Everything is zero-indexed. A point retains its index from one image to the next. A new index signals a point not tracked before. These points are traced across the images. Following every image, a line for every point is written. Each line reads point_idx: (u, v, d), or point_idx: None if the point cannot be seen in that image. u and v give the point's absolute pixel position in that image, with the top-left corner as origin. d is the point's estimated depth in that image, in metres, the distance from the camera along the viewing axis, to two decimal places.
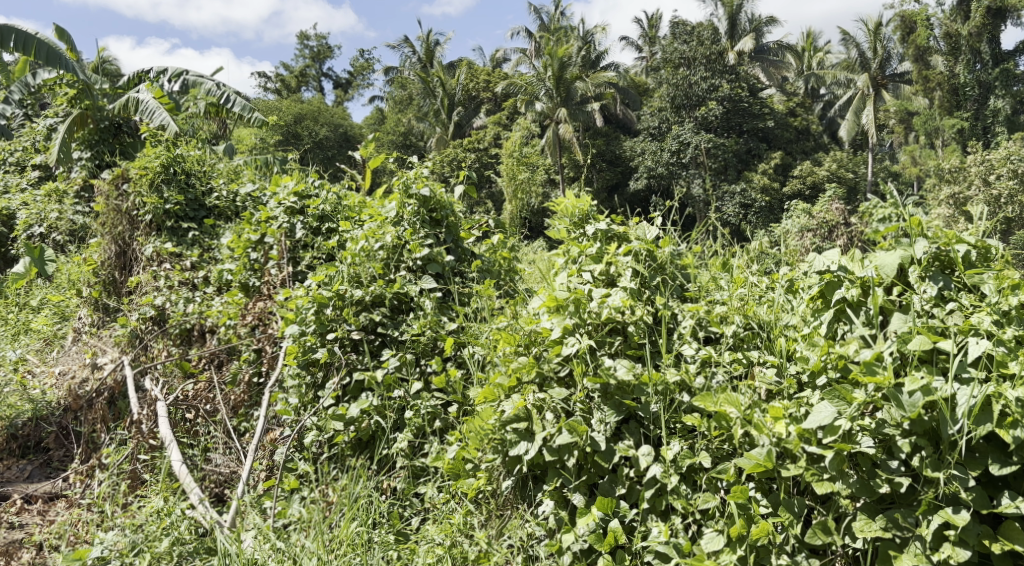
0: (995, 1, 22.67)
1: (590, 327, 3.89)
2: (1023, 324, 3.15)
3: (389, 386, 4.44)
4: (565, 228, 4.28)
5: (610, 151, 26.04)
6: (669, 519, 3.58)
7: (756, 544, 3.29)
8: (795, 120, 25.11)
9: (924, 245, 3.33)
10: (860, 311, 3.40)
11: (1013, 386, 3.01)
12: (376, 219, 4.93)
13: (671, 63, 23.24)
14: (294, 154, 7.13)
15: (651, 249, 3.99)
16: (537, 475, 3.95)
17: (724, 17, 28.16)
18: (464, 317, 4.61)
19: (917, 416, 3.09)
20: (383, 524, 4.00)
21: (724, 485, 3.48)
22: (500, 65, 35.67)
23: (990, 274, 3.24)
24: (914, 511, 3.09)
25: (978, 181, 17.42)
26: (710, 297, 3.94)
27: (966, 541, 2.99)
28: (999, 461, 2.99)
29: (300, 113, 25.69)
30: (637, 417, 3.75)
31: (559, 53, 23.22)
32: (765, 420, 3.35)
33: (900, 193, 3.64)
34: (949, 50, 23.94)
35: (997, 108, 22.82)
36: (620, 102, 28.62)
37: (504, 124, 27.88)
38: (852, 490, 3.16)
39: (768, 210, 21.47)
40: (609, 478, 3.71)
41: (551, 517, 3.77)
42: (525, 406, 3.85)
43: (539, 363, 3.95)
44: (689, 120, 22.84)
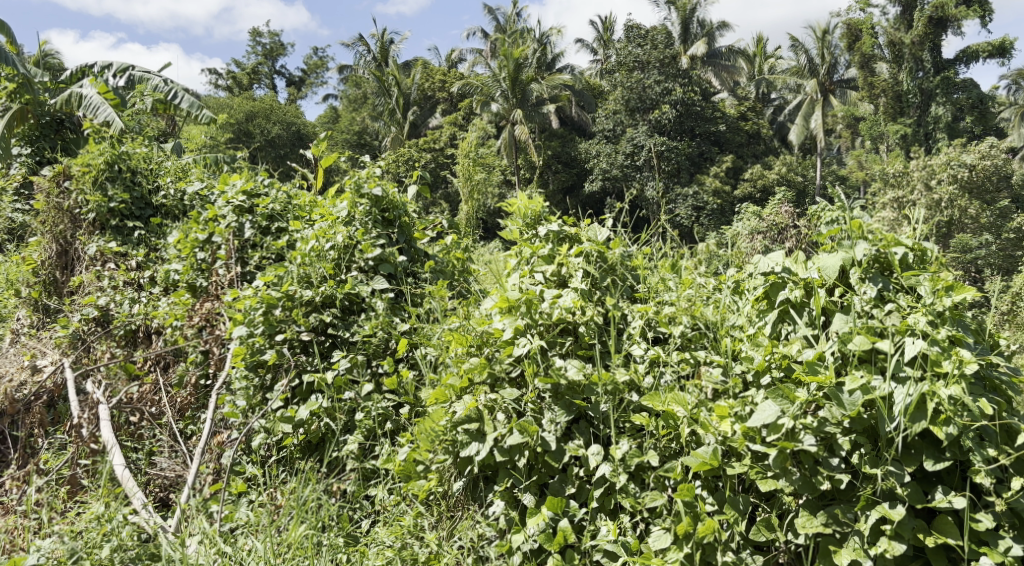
0: (937, 11, 23.29)
1: (542, 327, 3.91)
2: (955, 325, 3.23)
3: (339, 388, 4.41)
4: (518, 229, 4.28)
5: (565, 152, 26.17)
6: (617, 518, 3.62)
7: (702, 542, 3.34)
8: (747, 123, 25.49)
9: (864, 247, 3.40)
10: (803, 312, 3.47)
11: (947, 384, 3.09)
12: (327, 219, 4.88)
13: (626, 66, 23.46)
14: (246, 152, 6.97)
15: (602, 250, 4.02)
16: (487, 475, 3.96)
17: (677, 22, 28.51)
18: (417, 318, 4.59)
19: (856, 415, 3.18)
20: (333, 527, 3.98)
21: (671, 484, 3.53)
22: (455, 65, 35.64)
23: (926, 275, 3.31)
24: (853, 507, 3.17)
25: (920, 186, 17.80)
26: (659, 297, 3.98)
27: (901, 535, 3.07)
28: (933, 457, 3.08)
29: (252, 110, 25.37)
30: (586, 416, 3.78)
31: (515, 54, 23.26)
32: (711, 419, 3.41)
33: (847, 196, 3.70)
34: (894, 58, 24.55)
35: (938, 115, 23.61)
36: (575, 104, 28.78)
37: (460, 124, 27.84)
38: (794, 487, 3.22)
39: (719, 213, 21.87)
40: (559, 478, 3.73)
41: (502, 518, 3.79)
42: (477, 406, 3.85)
43: (491, 363, 3.95)
44: (643, 123, 23.06)
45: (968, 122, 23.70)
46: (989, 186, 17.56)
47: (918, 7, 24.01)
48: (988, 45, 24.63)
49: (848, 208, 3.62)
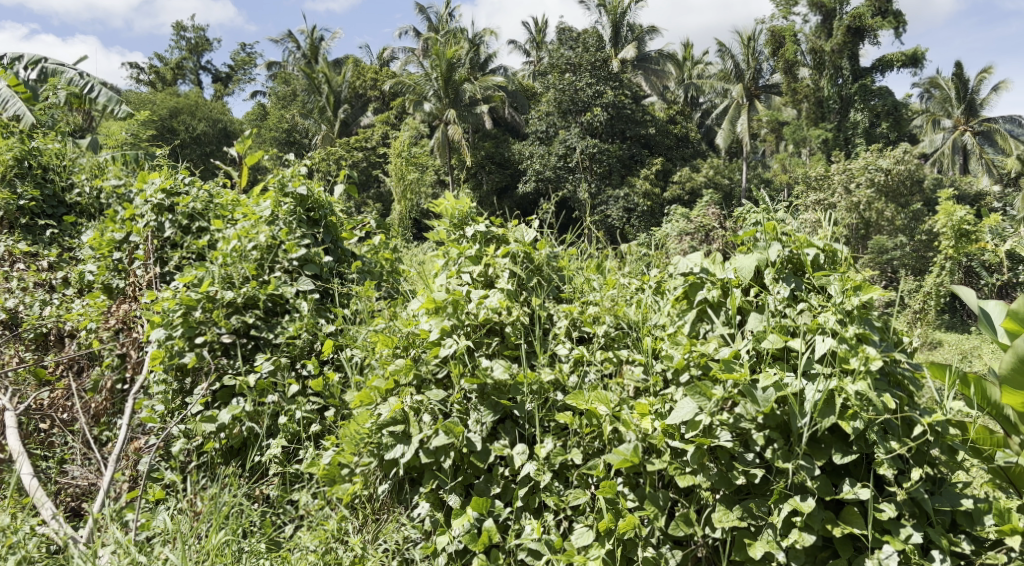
0: (855, 21, 24.12)
1: (468, 328, 3.92)
2: (864, 324, 3.33)
3: (262, 391, 4.35)
4: (445, 229, 4.26)
5: (499, 153, 26.21)
6: (541, 516, 3.65)
7: (623, 538, 3.40)
8: (676, 127, 25.96)
9: (777, 249, 3.50)
10: (720, 311, 3.56)
11: (854, 380, 3.20)
12: (250, 218, 4.79)
13: (558, 68, 23.71)
14: (167, 148, 6.81)
15: (528, 251, 4.05)
16: (413, 477, 3.96)
17: (608, 25, 28.83)
18: (343, 320, 4.54)
19: (770, 411, 3.26)
20: (255, 532, 3.92)
21: (594, 481, 3.58)
22: (387, 64, 35.41)
23: (837, 276, 3.41)
24: (767, 501, 3.25)
25: (841, 188, 18.28)
26: (583, 297, 4.02)
27: (811, 527, 3.16)
28: (841, 451, 3.19)
29: (175, 107, 24.72)
30: (512, 416, 3.80)
31: (448, 54, 23.27)
32: (632, 417, 3.48)
33: (769, 199, 3.79)
34: (815, 65, 25.37)
35: (856, 121, 24.73)
36: (509, 105, 28.90)
37: (392, 123, 27.66)
38: (711, 482, 3.29)
39: (650, 214, 22.13)
40: (484, 478, 3.74)
41: (427, 520, 3.80)
42: (402, 408, 3.83)
43: (417, 365, 3.93)
44: (576, 125, 23.32)
45: (883, 127, 24.59)
46: (903, 190, 18.35)
47: (837, 17, 24.88)
48: (902, 54, 25.61)
49: (770, 210, 3.71)
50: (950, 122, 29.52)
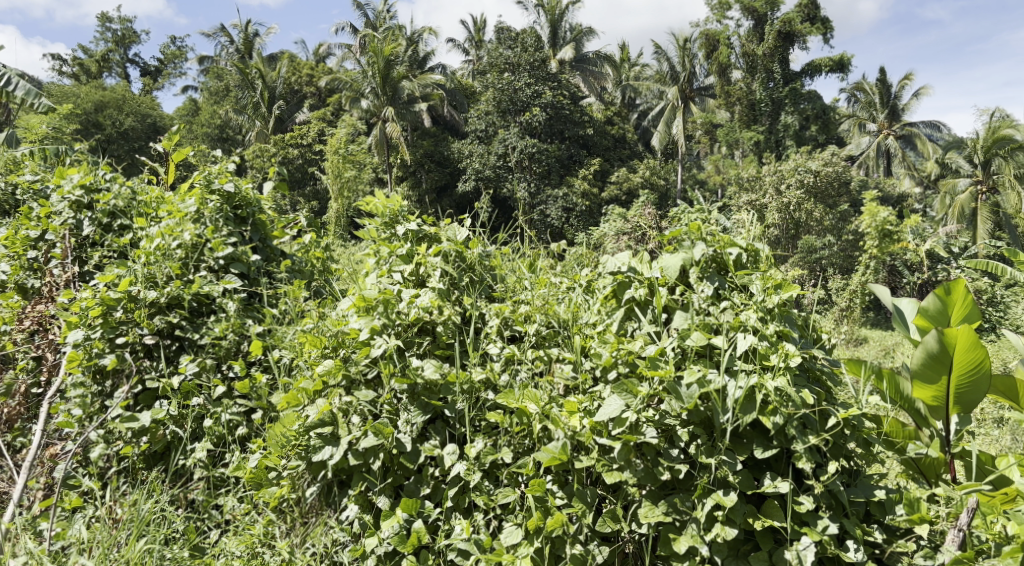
0: (785, 26, 24.74)
1: (398, 328, 3.87)
2: (784, 321, 3.41)
3: (186, 394, 4.25)
4: (375, 228, 4.19)
5: (438, 152, 26.04)
6: (471, 516, 3.63)
7: (551, 536, 3.40)
8: (613, 128, 26.25)
9: (701, 248, 3.55)
10: (647, 310, 3.60)
11: (773, 376, 3.26)
12: (175, 216, 4.64)
13: (497, 67, 23.71)
14: (89, 143, 6.53)
15: (460, 250, 4.01)
16: (342, 479, 3.90)
17: (546, 25, 29.07)
18: (271, 320, 4.44)
19: (693, 407, 3.29)
20: (178, 540, 3.82)
21: (523, 479, 3.58)
22: (323, 60, 35.01)
23: (758, 275, 3.48)
24: (691, 496, 3.29)
25: (772, 190, 18.73)
26: (515, 297, 4.02)
27: (733, 520, 3.21)
28: (762, 445, 3.25)
29: (101, 101, 24.00)
30: (443, 416, 3.77)
31: (386, 51, 23.07)
32: (561, 415, 3.49)
33: (701, 199, 3.82)
34: (748, 68, 25.95)
35: (787, 123, 25.29)
36: (448, 104, 28.86)
37: (328, 120, 27.27)
38: (638, 478, 3.32)
39: (588, 214, 22.28)
40: (414, 479, 3.71)
41: (355, 522, 3.75)
42: (330, 410, 3.78)
43: (347, 365, 3.86)
44: (515, 125, 23.21)
45: (812, 130, 25.32)
46: (831, 192, 18.86)
47: (769, 22, 25.48)
48: (830, 60, 26.33)
49: (700, 210, 3.77)
50: (874, 126, 30.40)
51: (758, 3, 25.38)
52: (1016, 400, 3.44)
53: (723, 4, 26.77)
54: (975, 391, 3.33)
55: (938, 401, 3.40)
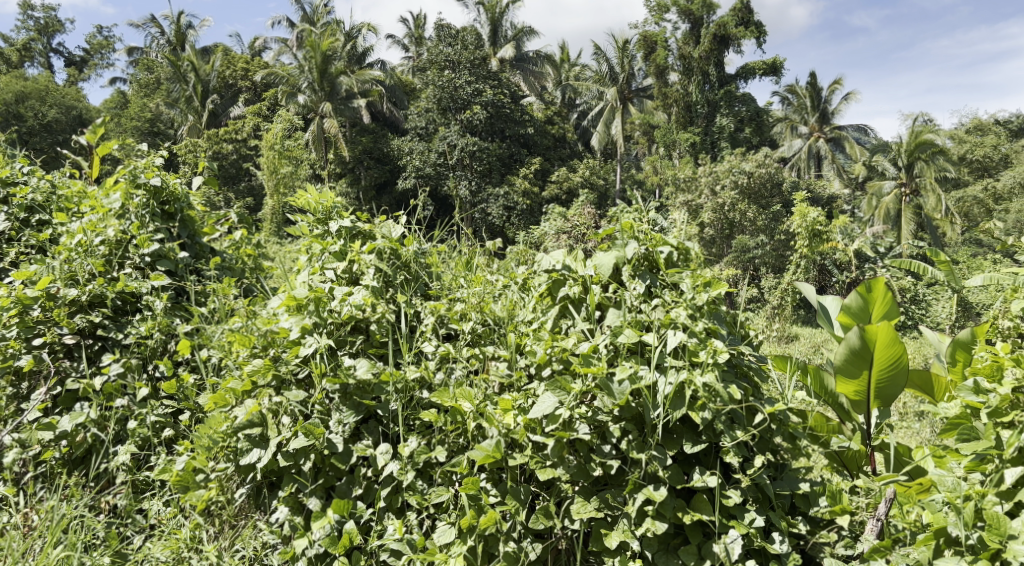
0: (720, 30, 25.26)
1: (330, 327, 3.79)
2: (713, 319, 3.44)
3: (109, 395, 4.14)
4: (308, 224, 4.11)
5: (377, 148, 25.69)
6: (404, 516, 3.59)
7: (484, 534, 3.37)
8: (553, 128, 26.50)
9: (634, 247, 3.57)
10: (580, 308, 3.62)
11: (702, 372, 3.27)
12: (97, 211, 4.50)
13: (437, 64, 23.59)
14: (6, 134, 6.27)
15: (395, 247, 3.96)
16: (272, 481, 3.83)
17: (487, 23, 29.04)
18: (199, 318, 4.32)
19: (625, 403, 3.31)
20: (99, 546, 3.72)
21: (457, 478, 3.55)
22: (259, 54, 34.46)
23: (688, 273, 3.51)
24: (623, 491, 3.31)
25: (707, 191, 19.07)
26: (451, 294, 4.00)
27: (663, 515, 3.23)
28: (691, 440, 3.27)
29: (22, 91, 23.20)
30: (375, 415, 3.72)
31: (324, 47, 23.20)
32: (495, 412, 3.47)
33: (641, 198, 3.84)
34: (684, 70, 26.39)
35: (723, 126, 25.89)
36: (387, 100, 28.71)
37: (264, 114, 26.83)
38: (571, 475, 3.34)
39: (529, 213, 22.35)
40: (346, 480, 3.65)
41: (285, 524, 3.67)
42: (259, 411, 3.70)
43: (276, 365, 3.78)
44: (455, 123, 23.16)
45: (746, 132, 25.87)
46: (764, 192, 19.31)
47: (705, 24, 25.99)
48: (763, 63, 26.90)
49: (637, 209, 3.78)
50: (805, 129, 31.12)
51: (694, 7, 25.87)
52: (932, 393, 3.55)
53: (661, 7, 27.18)
54: (894, 385, 3.44)
55: (859, 395, 3.49)
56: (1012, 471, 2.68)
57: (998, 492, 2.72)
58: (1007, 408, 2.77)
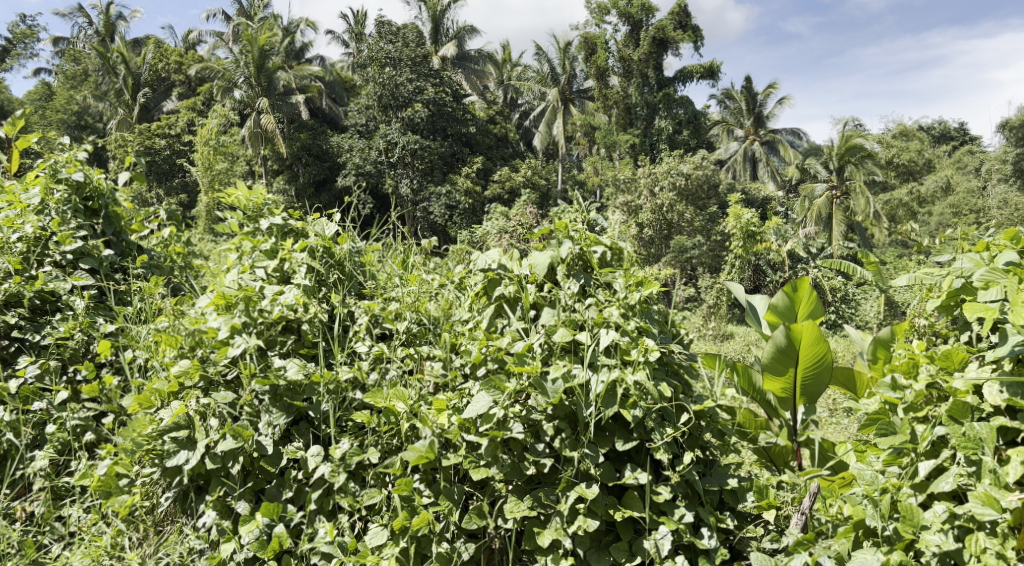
0: (659, 34, 25.73)
1: (260, 327, 3.72)
2: (645, 317, 3.48)
3: (27, 398, 4.01)
4: (238, 222, 4.03)
5: (316, 145, 25.26)
6: (335, 518, 3.55)
7: (417, 535, 3.35)
8: (495, 128, 26.63)
9: (568, 246, 3.59)
10: (515, 307, 3.62)
11: (633, 370, 3.30)
12: (15, 206, 4.34)
13: (377, 61, 22.92)
14: None
15: (328, 245, 3.90)
16: (199, 485, 3.72)
17: (428, 21, 28.83)
18: (123, 319, 4.21)
19: (558, 402, 3.32)
20: (14, 555, 3.60)
21: (390, 479, 3.51)
22: (193, 47, 33.75)
23: (620, 272, 3.55)
24: (556, 489, 3.32)
25: (646, 192, 19.28)
26: (386, 293, 3.95)
27: (595, 512, 3.24)
28: (623, 438, 3.29)
29: None
30: (307, 417, 3.66)
31: (261, 41, 22.75)
32: (429, 412, 3.45)
33: (581, 198, 3.85)
34: (623, 72, 26.64)
35: (661, 128, 26.26)
36: (326, 97, 28.37)
37: (198, 109, 26.25)
38: (504, 473, 3.33)
39: (471, 212, 22.33)
40: (276, 483, 3.60)
41: (212, 529, 3.58)
42: (186, 413, 3.61)
43: (204, 365, 3.70)
44: (396, 121, 22.98)
45: (684, 135, 26.29)
46: (701, 194, 19.75)
47: (645, 27, 26.28)
48: (701, 66, 27.32)
49: (575, 209, 3.80)
50: (741, 131, 31.67)
51: (634, 10, 26.13)
52: (855, 389, 3.66)
53: (601, 8, 27.39)
54: (819, 382, 3.53)
55: (786, 392, 3.58)
56: (926, 463, 2.75)
57: (912, 484, 2.80)
58: (922, 403, 2.85)
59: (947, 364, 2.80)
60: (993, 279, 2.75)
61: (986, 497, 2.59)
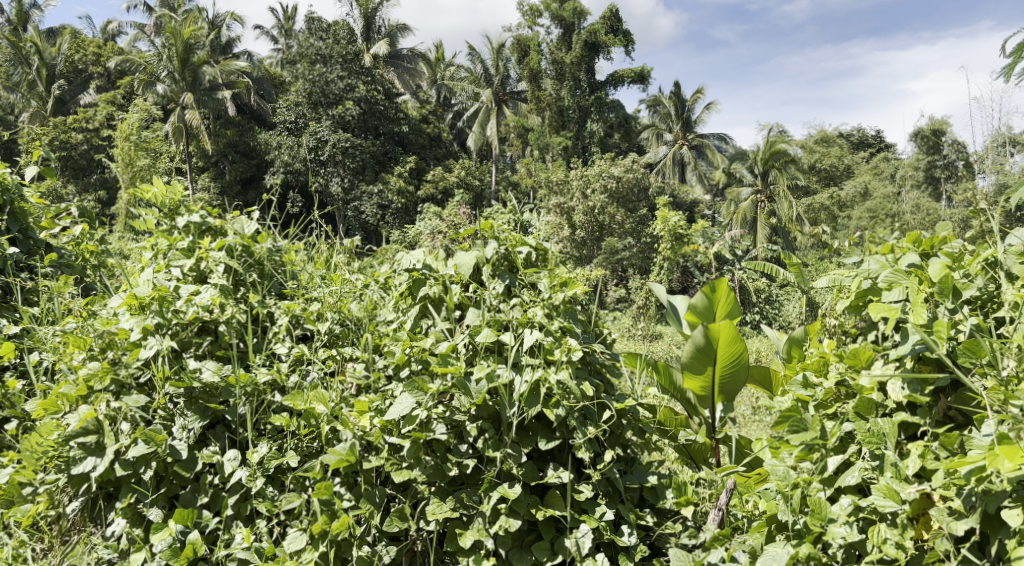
0: (590, 37, 26.09)
1: (175, 327, 3.62)
2: (568, 317, 3.50)
3: None
4: (154, 219, 3.92)
5: (243, 143, 25.15)
6: (253, 523, 3.47)
7: (337, 539, 3.29)
8: (428, 127, 26.76)
9: (493, 247, 3.59)
10: (440, 308, 3.59)
11: (556, 370, 3.30)
12: None
13: (307, 58, 22.84)
14: None
15: (247, 244, 3.82)
16: (109, 492, 3.61)
17: (360, 18, 28.55)
18: (29, 319, 4.05)
19: (482, 402, 3.30)
20: None
21: (309, 483, 3.46)
22: (113, 38, 32.77)
23: (545, 273, 3.57)
24: (478, 490, 3.31)
25: (578, 194, 19.51)
26: (307, 293, 3.89)
27: (517, 512, 3.24)
28: (545, 437, 3.31)
29: None
30: (223, 420, 3.58)
31: (185, 34, 22.12)
32: (350, 415, 3.40)
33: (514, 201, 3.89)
34: (556, 75, 26.93)
35: (593, 131, 26.65)
36: (254, 93, 27.96)
37: (118, 103, 25.47)
38: (426, 476, 3.32)
39: (403, 212, 22.40)
40: (191, 488, 3.50)
41: (122, 538, 3.47)
42: (95, 417, 3.47)
43: (115, 368, 3.57)
44: (325, 118, 22.60)
45: (616, 137, 26.78)
46: (632, 196, 19.86)
47: (576, 31, 26.85)
48: (631, 71, 27.73)
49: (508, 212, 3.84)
50: (670, 136, 32.26)
51: (566, 13, 26.64)
52: (770, 388, 3.75)
53: (533, 11, 27.67)
54: (736, 381, 3.59)
55: (705, 390, 3.65)
56: (835, 459, 2.83)
57: (822, 479, 2.87)
58: (831, 400, 2.94)
59: (855, 361, 2.88)
60: (896, 281, 2.87)
61: (887, 490, 2.67)
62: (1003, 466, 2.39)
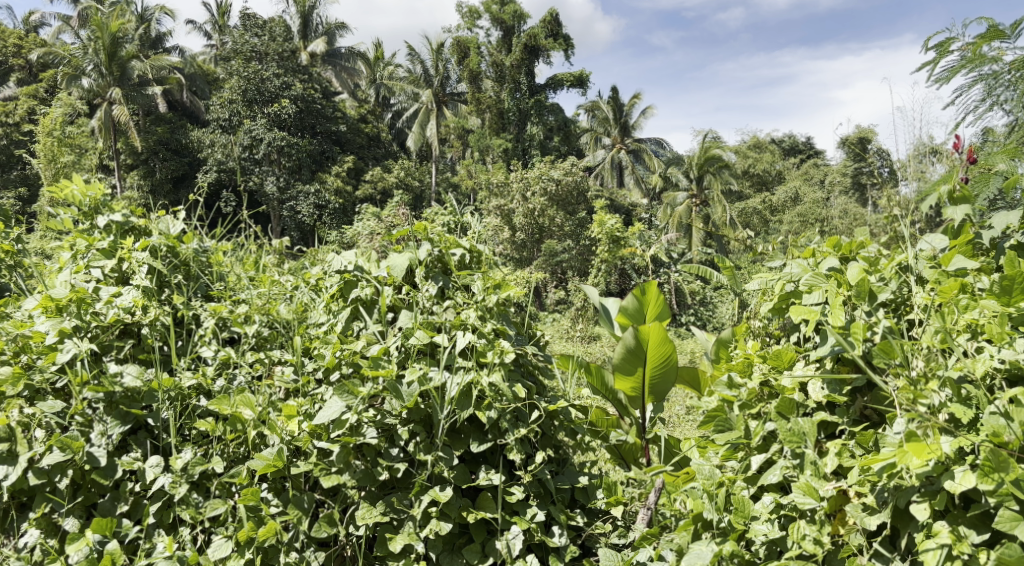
0: (530, 40, 26.03)
1: (94, 330, 3.52)
2: (501, 319, 3.50)
3: None
4: (72, 217, 3.79)
5: (174, 139, 24.51)
6: (175, 531, 3.39)
7: (263, 546, 3.25)
8: (367, 127, 26.75)
9: (426, 248, 3.57)
10: (372, 310, 3.56)
11: (488, 372, 3.30)
12: None
13: (242, 55, 22.15)
14: None
15: (172, 244, 3.74)
16: (22, 502, 3.48)
17: (297, 16, 28.19)
18: None
19: (413, 405, 3.27)
20: None
21: (235, 489, 3.39)
22: (36, 29, 31.72)
23: (478, 275, 3.56)
24: (408, 494, 3.28)
25: (518, 196, 19.61)
26: (235, 295, 3.82)
27: (447, 515, 3.22)
28: (477, 439, 3.30)
29: None
30: (145, 425, 3.49)
31: (113, 27, 21.41)
32: (277, 419, 3.34)
33: (453, 201, 3.87)
34: (496, 77, 27.05)
35: (533, 134, 26.83)
36: (187, 89, 27.59)
37: (40, 97, 24.63)
38: (356, 480, 3.27)
39: (341, 212, 22.34)
40: (110, 496, 3.40)
41: (36, 548, 3.35)
42: (7, 424, 3.31)
43: (29, 373, 3.46)
44: (261, 116, 21.93)
45: (555, 141, 27.50)
46: (571, 200, 19.99)
47: (516, 33, 26.92)
48: (571, 75, 27.92)
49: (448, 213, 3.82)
50: (608, 140, 32.66)
51: (506, 16, 26.68)
52: (698, 387, 3.81)
53: (472, 12, 27.64)
54: (665, 381, 3.64)
55: (635, 391, 3.69)
56: (757, 458, 2.89)
57: (746, 478, 2.94)
58: (755, 400, 3.01)
59: (778, 362, 2.96)
60: (817, 283, 2.95)
61: (807, 487, 2.73)
62: (912, 462, 2.48)
